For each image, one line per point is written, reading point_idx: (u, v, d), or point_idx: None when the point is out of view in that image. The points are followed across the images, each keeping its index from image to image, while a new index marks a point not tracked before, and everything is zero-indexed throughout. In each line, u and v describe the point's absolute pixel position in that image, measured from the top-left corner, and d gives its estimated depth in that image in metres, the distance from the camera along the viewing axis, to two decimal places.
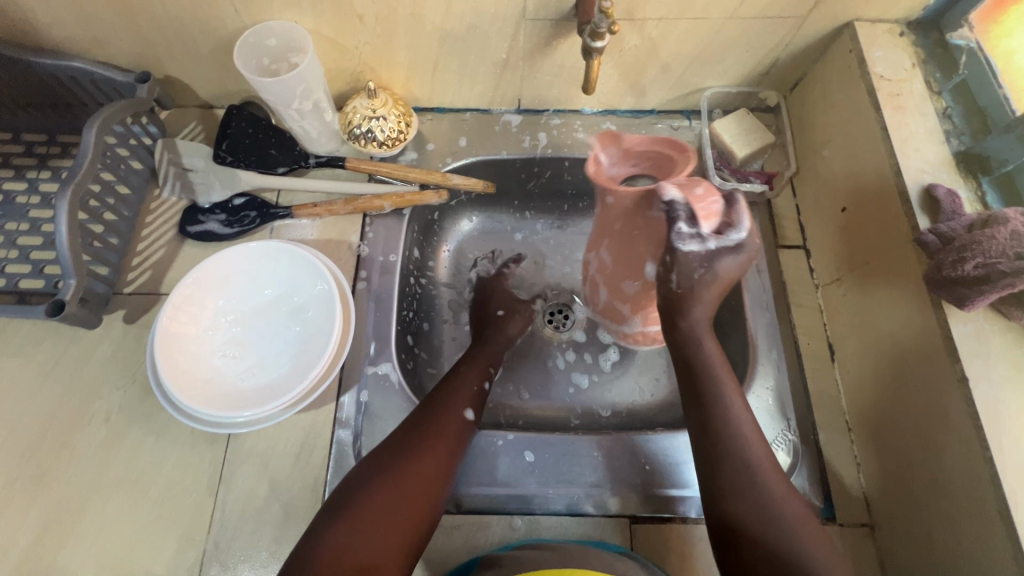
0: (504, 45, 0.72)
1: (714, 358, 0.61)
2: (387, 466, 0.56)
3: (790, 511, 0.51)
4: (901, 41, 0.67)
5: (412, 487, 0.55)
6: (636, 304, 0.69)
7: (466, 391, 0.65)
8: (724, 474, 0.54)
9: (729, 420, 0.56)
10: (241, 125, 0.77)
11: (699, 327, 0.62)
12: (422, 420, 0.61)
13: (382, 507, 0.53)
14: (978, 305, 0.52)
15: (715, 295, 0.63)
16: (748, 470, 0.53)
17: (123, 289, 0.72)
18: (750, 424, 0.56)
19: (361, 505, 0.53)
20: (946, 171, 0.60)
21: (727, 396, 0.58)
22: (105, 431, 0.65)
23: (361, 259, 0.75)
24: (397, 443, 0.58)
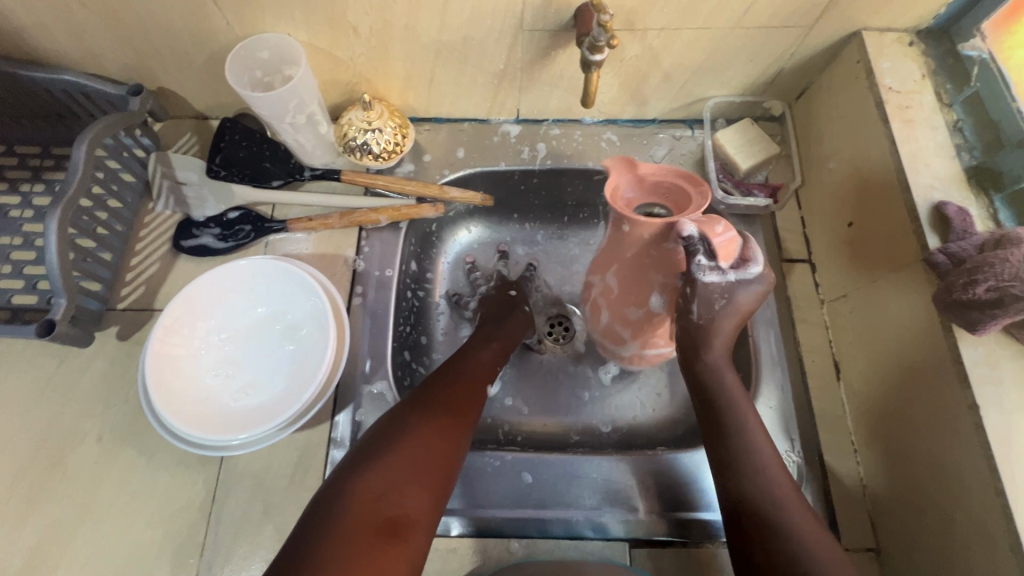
0: (501, 56, 0.70)
1: (736, 388, 0.57)
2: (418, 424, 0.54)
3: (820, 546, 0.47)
4: (911, 51, 0.65)
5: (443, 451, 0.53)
6: (631, 329, 0.64)
7: (483, 363, 0.65)
8: (748, 502, 0.50)
9: (750, 451, 0.53)
10: (234, 138, 0.76)
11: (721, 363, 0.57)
12: (448, 387, 0.59)
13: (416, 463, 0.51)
14: (990, 329, 0.50)
15: (725, 334, 0.56)
16: (770, 499, 0.50)
17: (116, 305, 0.71)
18: (772, 458, 0.53)
19: (395, 458, 0.51)
20: (957, 187, 0.58)
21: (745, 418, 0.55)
22: (97, 451, 0.64)
23: (357, 274, 0.73)
24: (424, 406, 0.56)
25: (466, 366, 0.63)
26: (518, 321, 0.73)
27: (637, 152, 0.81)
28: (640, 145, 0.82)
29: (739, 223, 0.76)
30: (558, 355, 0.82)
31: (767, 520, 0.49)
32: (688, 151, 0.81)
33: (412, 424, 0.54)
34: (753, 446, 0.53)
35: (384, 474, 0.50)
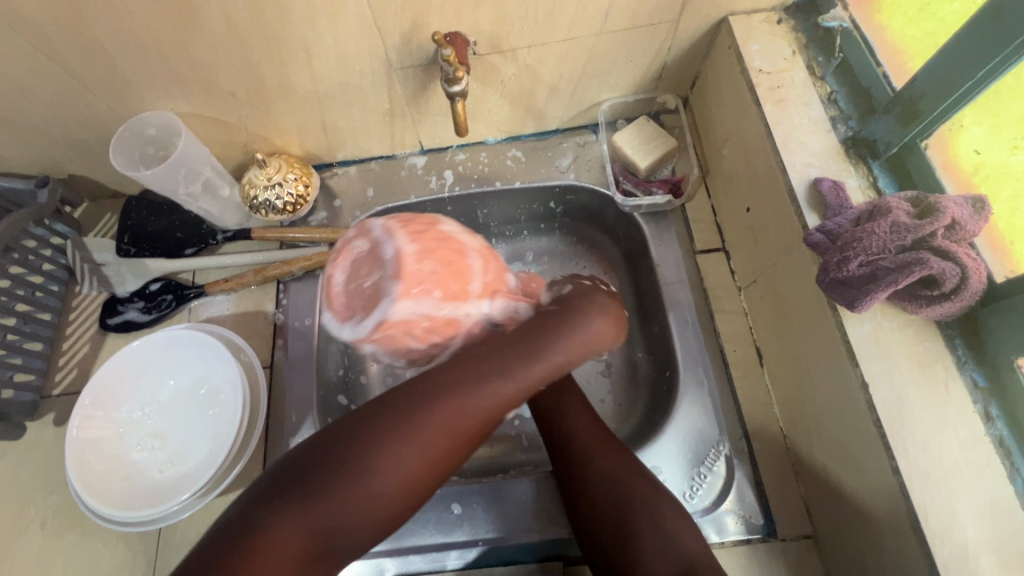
0: (383, 96, 0.71)
1: (572, 390, 0.65)
2: (415, 441, 0.47)
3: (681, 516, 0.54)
4: (780, 29, 0.65)
5: (427, 475, 0.48)
6: (428, 334, 0.52)
7: (524, 379, 0.50)
8: (590, 491, 0.58)
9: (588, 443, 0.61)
10: (141, 214, 0.79)
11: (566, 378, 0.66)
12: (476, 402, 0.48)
13: (407, 481, 0.47)
14: (869, 304, 0.49)
15: (560, 363, 0.69)
16: (607, 477, 0.58)
17: (51, 392, 0.73)
18: (593, 436, 0.61)
19: (385, 464, 0.46)
20: (834, 161, 0.57)
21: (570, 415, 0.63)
22: (42, 537, 0.66)
23: (278, 327, 0.75)
24: (429, 412, 0.47)
25: (511, 381, 0.49)
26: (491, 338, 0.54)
27: (543, 165, 0.82)
28: (545, 157, 0.82)
29: (649, 221, 0.76)
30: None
31: (615, 517, 0.55)
32: (593, 156, 0.81)
33: (411, 439, 0.47)
34: (585, 450, 0.60)
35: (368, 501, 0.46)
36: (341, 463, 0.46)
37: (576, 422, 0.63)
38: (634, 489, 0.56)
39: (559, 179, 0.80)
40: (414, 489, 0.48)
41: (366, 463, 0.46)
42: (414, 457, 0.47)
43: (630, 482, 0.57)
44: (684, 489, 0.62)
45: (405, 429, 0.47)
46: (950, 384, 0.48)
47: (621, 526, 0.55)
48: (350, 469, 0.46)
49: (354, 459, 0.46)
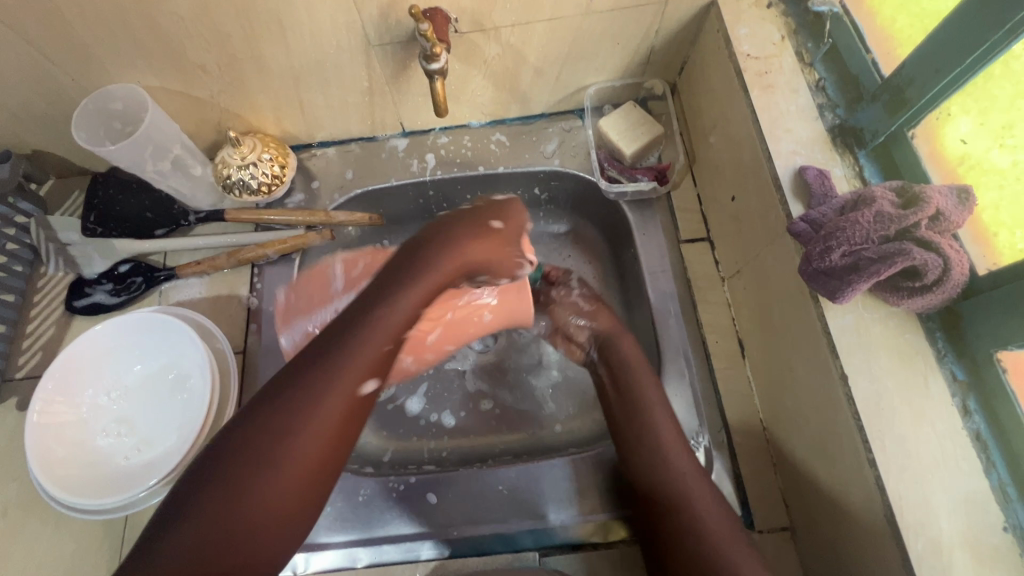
0: (361, 74, 0.68)
1: (641, 373, 0.62)
2: (296, 415, 0.40)
3: (711, 510, 0.53)
4: (769, 13, 0.63)
5: (331, 443, 0.41)
6: None
7: (385, 329, 0.44)
8: (656, 491, 0.56)
9: (647, 435, 0.58)
10: (109, 192, 0.75)
11: (631, 359, 0.63)
12: (348, 355, 0.42)
13: (305, 467, 0.39)
14: (851, 296, 0.49)
15: (630, 345, 0.64)
16: (676, 489, 0.55)
17: (15, 375, 0.71)
18: (674, 440, 0.58)
19: (277, 455, 0.39)
20: (820, 150, 0.56)
21: (649, 405, 0.60)
22: (2, 524, 0.64)
23: (251, 312, 0.73)
24: (303, 378, 0.41)
25: (377, 329, 0.44)
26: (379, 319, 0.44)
27: (527, 150, 0.80)
28: (530, 142, 0.80)
29: (634, 209, 0.75)
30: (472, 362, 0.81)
31: (678, 530, 0.53)
32: (578, 142, 0.79)
33: (300, 412, 0.40)
34: (661, 457, 0.57)
35: (259, 491, 0.38)
36: (233, 466, 0.38)
37: (656, 423, 0.59)
38: (687, 500, 0.54)
39: (544, 164, 0.79)
40: (316, 473, 0.40)
41: (250, 454, 0.38)
42: (297, 438, 0.39)
43: (707, 506, 0.54)
44: None
45: (281, 412, 0.40)
46: (929, 377, 0.48)
47: (690, 546, 0.52)
48: (231, 466, 0.38)
49: (241, 467, 0.38)
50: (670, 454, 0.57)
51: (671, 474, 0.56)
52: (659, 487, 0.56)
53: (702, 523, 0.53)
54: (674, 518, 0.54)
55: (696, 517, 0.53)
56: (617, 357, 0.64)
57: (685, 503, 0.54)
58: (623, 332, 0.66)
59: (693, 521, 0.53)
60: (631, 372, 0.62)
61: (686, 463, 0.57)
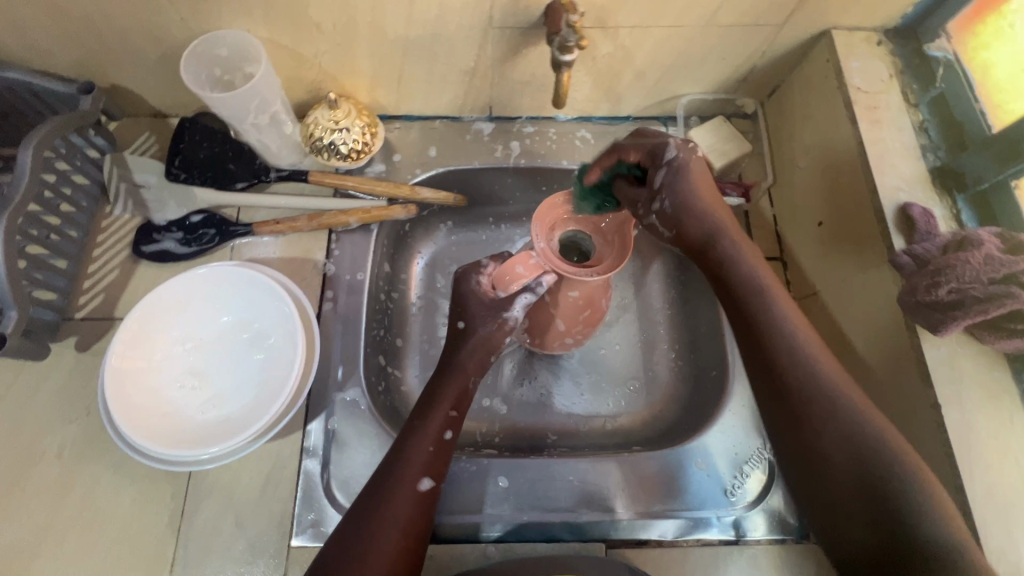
0: (472, 53, 0.68)
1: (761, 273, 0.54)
2: (409, 474, 0.54)
3: (872, 422, 0.46)
4: (879, 50, 0.65)
5: (416, 513, 0.52)
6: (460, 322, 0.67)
7: (442, 419, 0.58)
8: (797, 394, 0.48)
9: (776, 330, 0.51)
10: (194, 138, 0.73)
11: (696, 202, 0.57)
12: (437, 422, 0.57)
13: (410, 531, 0.51)
14: (952, 330, 0.51)
15: (700, 171, 0.59)
16: (820, 386, 0.48)
17: (74, 315, 0.68)
18: (806, 336, 0.51)
19: (386, 528, 0.50)
20: (922, 188, 0.59)
21: (773, 299, 0.52)
22: (58, 467, 0.62)
23: (327, 278, 0.72)
24: (406, 450, 0.55)
25: (431, 423, 0.57)
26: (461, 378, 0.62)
27: None
28: (614, 142, 0.81)
29: None
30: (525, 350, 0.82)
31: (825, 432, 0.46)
32: None
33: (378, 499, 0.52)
34: (788, 343, 0.50)
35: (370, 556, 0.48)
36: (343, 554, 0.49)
37: (785, 322, 0.51)
38: (852, 428, 0.46)
39: None
40: (411, 544, 0.51)
41: (371, 528, 0.50)
42: (411, 493, 0.53)
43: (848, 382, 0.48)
44: (727, 484, 0.65)
45: (393, 483, 0.53)
46: (1014, 414, 0.51)
47: (856, 466, 0.45)
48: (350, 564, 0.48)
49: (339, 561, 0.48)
50: (811, 368, 0.49)
51: (811, 393, 0.48)
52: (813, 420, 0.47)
53: (865, 429, 0.46)
54: (822, 430, 0.47)
55: (853, 416, 0.46)
56: (720, 250, 0.56)
57: (849, 430, 0.46)
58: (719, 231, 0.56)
59: (848, 434, 0.46)
60: (692, 222, 0.57)
61: (812, 335, 0.51)
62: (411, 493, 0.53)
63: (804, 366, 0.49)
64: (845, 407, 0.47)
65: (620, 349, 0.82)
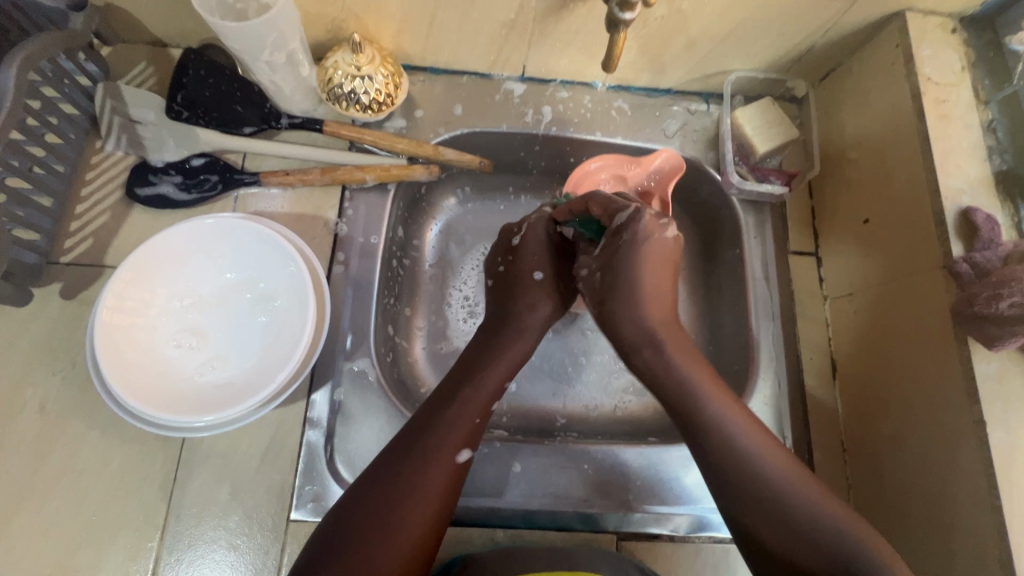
0: (514, 4, 0.62)
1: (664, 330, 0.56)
2: (450, 437, 0.51)
3: (816, 506, 0.45)
4: (953, 39, 0.61)
5: (448, 492, 0.49)
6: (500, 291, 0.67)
7: (491, 387, 0.55)
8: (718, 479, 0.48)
9: (693, 406, 0.51)
10: (199, 73, 0.66)
11: (639, 284, 0.56)
12: (488, 388, 0.55)
13: (440, 499, 0.48)
14: (1007, 346, 0.49)
15: (660, 252, 0.57)
16: (742, 470, 0.47)
17: (59, 259, 0.62)
18: (731, 414, 0.50)
19: (410, 504, 0.47)
20: (985, 193, 0.56)
21: (678, 363, 0.53)
22: (40, 422, 0.57)
23: (339, 239, 0.66)
24: (447, 415, 0.52)
25: (481, 392, 0.54)
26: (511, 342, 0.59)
27: (648, 125, 0.75)
28: (652, 116, 0.76)
29: (749, 210, 0.73)
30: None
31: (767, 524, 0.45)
32: (701, 127, 0.76)
33: (414, 474, 0.48)
34: (705, 422, 0.50)
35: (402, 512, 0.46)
36: (367, 508, 0.46)
37: (701, 391, 0.51)
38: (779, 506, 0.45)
39: (663, 144, 0.75)
40: (439, 514, 0.48)
41: (402, 487, 0.47)
42: (449, 460, 0.50)
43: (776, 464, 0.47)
44: None
45: (428, 445, 0.50)
46: None
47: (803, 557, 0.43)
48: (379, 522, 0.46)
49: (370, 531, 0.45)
50: (742, 453, 0.48)
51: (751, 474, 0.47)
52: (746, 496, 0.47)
53: (803, 509, 0.45)
54: (762, 521, 0.45)
55: (786, 498, 0.45)
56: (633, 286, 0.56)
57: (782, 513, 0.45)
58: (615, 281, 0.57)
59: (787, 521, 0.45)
60: (626, 310, 0.56)
61: (738, 415, 0.50)
62: (450, 464, 0.50)
63: (722, 435, 0.49)
64: (770, 488, 0.46)
65: None
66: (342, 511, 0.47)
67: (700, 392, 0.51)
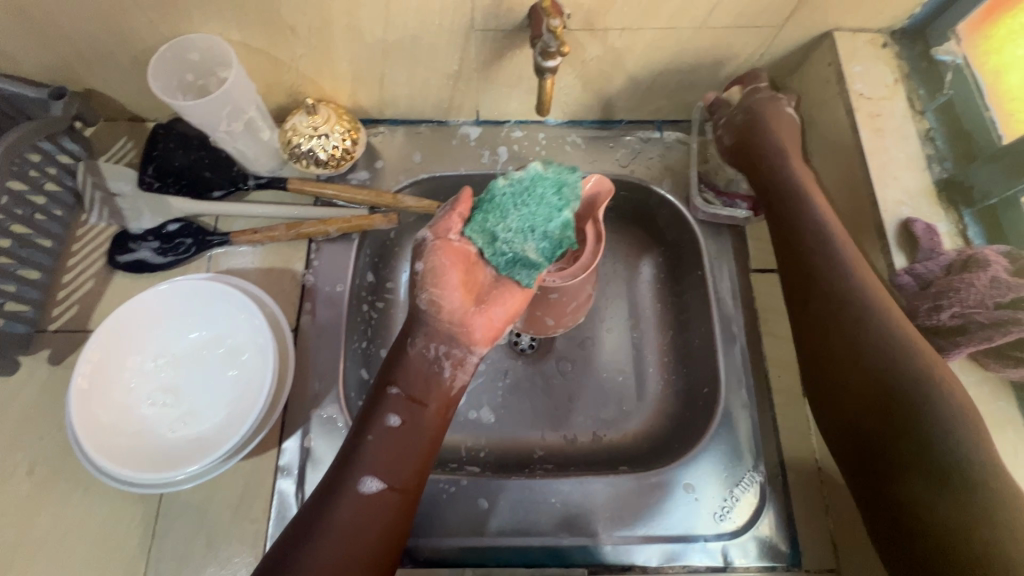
0: (454, 56, 0.65)
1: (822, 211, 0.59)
2: (351, 473, 0.52)
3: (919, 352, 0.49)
4: (884, 54, 0.62)
5: (387, 502, 0.51)
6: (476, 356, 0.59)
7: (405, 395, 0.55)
8: (859, 335, 0.52)
9: (836, 269, 0.55)
10: (169, 146, 0.73)
11: (784, 143, 0.63)
12: (382, 411, 0.54)
13: (355, 539, 0.49)
14: (955, 356, 0.50)
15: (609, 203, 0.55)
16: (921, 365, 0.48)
17: (47, 327, 0.67)
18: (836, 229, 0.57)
19: (341, 520, 0.49)
20: (927, 203, 0.56)
21: (835, 240, 0.56)
22: (28, 484, 0.61)
23: (306, 289, 0.69)
24: (365, 441, 0.53)
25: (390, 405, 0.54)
26: (420, 365, 0.56)
27: (603, 155, 0.77)
28: (606, 147, 0.77)
29: (708, 231, 0.73)
30: (509, 356, 0.77)
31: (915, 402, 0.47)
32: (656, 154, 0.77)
33: (344, 488, 0.51)
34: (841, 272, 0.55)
35: (335, 523, 0.49)
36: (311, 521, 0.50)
37: (845, 255, 0.55)
38: (924, 396, 0.47)
39: (618, 173, 0.76)
40: (372, 537, 0.50)
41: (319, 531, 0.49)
42: (354, 496, 0.51)
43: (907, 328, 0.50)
44: (715, 509, 0.63)
45: (337, 492, 0.51)
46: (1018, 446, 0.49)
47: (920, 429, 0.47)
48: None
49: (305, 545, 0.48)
50: (871, 328, 0.51)
51: (927, 403, 0.47)
52: (914, 429, 0.47)
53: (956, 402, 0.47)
54: (897, 365, 0.49)
55: (923, 368, 0.48)
56: (779, 180, 0.61)
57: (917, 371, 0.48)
58: (784, 153, 0.62)
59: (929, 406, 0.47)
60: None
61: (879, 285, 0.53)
62: (370, 483, 0.51)
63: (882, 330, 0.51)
64: (957, 409, 0.47)
65: (612, 361, 0.76)
66: (295, 527, 0.50)
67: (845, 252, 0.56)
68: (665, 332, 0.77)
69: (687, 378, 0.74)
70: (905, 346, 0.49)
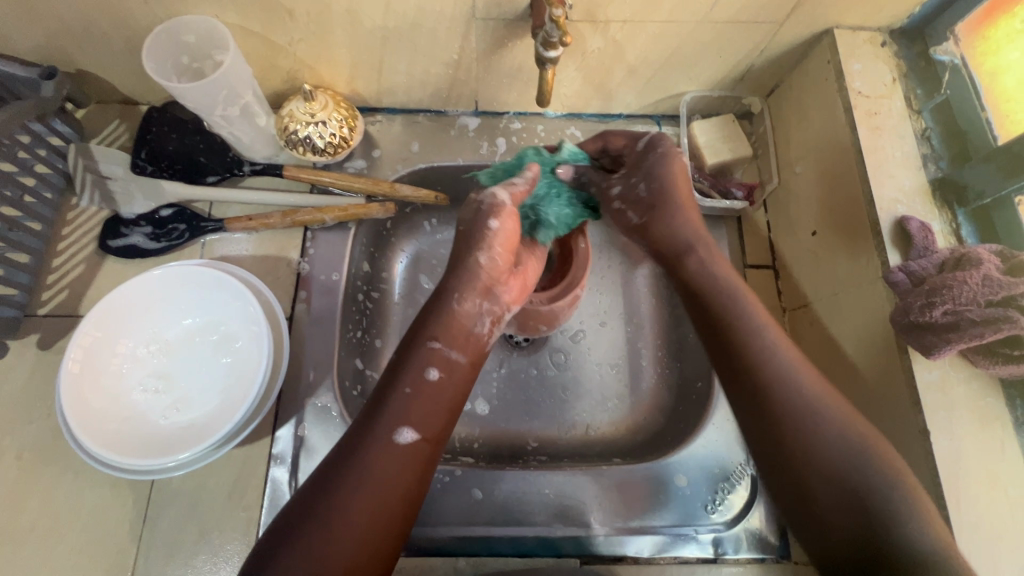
0: (454, 45, 0.64)
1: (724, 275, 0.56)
2: (382, 426, 0.47)
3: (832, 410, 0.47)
4: (883, 52, 0.62)
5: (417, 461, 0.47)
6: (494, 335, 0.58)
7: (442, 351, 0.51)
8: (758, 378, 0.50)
9: (743, 337, 0.52)
10: (162, 129, 0.71)
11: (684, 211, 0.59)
12: (416, 364, 0.50)
13: (382, 498, 0.44)
14: (944, 354, 0.49)
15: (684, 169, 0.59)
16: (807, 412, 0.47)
17: (36, 311, 0.66)
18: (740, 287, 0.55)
19: (371, 478, 0.44)
20: (922, 201, 0.57)
21: (739, 295, 0.54)
22: (16, 469, 0.60)
23: (301, 278, 0.69)
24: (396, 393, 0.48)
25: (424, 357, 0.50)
26: (457, 317, 0.53)
27: None
28: None
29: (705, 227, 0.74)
30: (504, 349, 0.77)
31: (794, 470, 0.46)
32: None
33: (372, 443, 0.46)
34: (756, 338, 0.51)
35: (365, 479, 0.44)
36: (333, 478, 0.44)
37: (749, 307, 0.53)
38: (827, 442, 0.46)
39: None
40: (402, 496, 0.45)
41: (344, 489, 0.43)
42: (384, 450, 0.46)
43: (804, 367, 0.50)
44: (707, 501, 0.63)
45: (361, 451, 0.45)
46: (1005, 442, 0.50)
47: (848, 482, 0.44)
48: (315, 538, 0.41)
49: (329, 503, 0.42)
50: (776, 368, 0.49)
51: (814, 434, 0.46)
52: (806, 480, 0.46)
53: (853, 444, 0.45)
54: (787, 426, 0.47)
55: (832, 428, 0.46)
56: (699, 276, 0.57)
57: (832, 441, 0.46)
58: (688, 242, 0.58)
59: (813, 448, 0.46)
60: (662, 216, 0.59)
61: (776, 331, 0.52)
62: (403, 437, 0.47)
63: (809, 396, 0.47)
64: (857, 458, 0.45)
65: (606, 354, 0.77)
66: (313, 485, 0.44)
67: (753, 315, 0.53)
68: (660, 326, 0.78)
69: (681, 373, 0.74)
70: (818, 412, 0.47)
